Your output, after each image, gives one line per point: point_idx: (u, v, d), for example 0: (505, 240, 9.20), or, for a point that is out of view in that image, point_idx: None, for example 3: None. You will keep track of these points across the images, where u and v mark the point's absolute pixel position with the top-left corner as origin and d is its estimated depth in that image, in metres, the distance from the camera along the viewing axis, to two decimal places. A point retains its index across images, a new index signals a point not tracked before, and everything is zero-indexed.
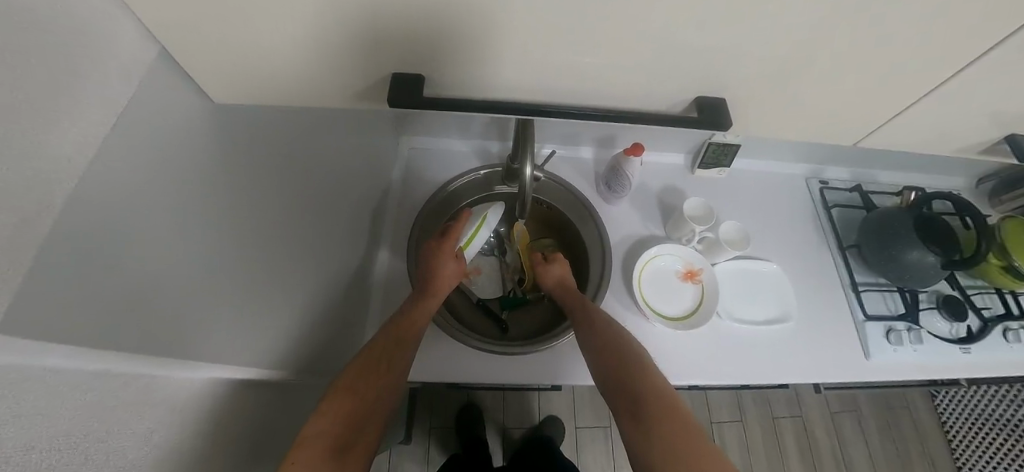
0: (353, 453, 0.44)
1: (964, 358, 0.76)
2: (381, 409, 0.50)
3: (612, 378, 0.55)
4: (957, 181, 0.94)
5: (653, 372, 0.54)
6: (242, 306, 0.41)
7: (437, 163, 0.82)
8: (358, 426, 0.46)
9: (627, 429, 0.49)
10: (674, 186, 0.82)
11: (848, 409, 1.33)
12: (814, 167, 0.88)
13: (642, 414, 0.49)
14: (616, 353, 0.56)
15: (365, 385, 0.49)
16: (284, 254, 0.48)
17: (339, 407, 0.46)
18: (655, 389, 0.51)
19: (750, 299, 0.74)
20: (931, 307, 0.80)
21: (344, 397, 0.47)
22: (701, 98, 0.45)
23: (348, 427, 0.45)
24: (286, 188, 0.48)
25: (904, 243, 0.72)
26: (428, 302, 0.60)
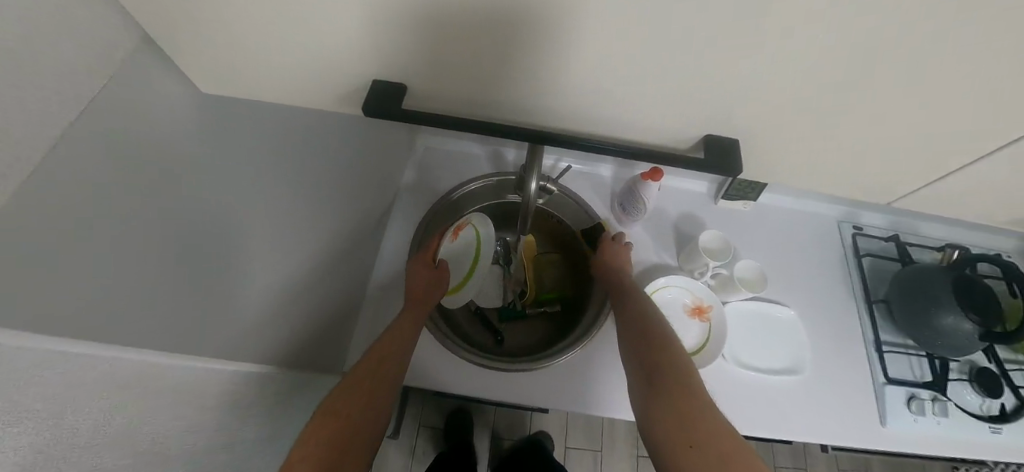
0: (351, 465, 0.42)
1: (995, 439, 0.69)
2: (378, 417, 0.47)
3: (647, 353, 0.51)
4: (1010, 244, 0.86)
5: (684, 354, 0.50)
6: (234, 297, 0.41)
7: (450, 165, 0.81)
8: (356, 435, 0.44)
9: (642, 399, 0.46)
10: (693, 214, 0.79)
11: (857, 468, 1.25)
12: (848, 211, 0.82)
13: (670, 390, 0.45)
14: (647, 332, 0.53)
15: (352, 400, 0.46)
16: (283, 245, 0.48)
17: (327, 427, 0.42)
18: (690, 372, 0.47)
19: (760, 344, 0.69)
20: (962, 378, 0.73)
21: (339, 402, 0.45)
22: (708, 139, 0.42)
23: (337, 451, 0.41)
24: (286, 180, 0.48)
25: (939, 306, 0.66)
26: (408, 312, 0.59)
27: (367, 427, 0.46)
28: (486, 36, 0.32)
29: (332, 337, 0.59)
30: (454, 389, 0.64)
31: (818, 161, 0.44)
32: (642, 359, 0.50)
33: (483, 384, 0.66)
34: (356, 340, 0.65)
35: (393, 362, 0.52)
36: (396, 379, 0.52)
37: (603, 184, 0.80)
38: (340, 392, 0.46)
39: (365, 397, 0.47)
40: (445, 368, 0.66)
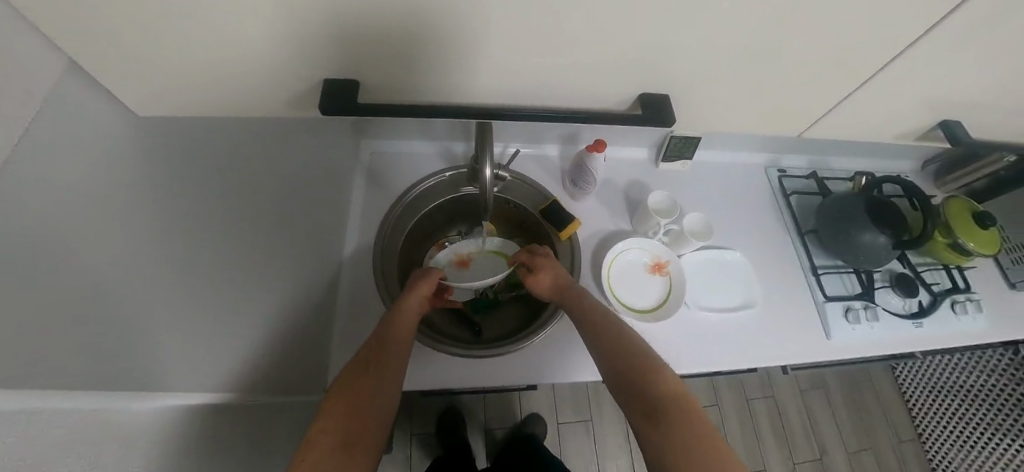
0: (361, 447, 0.43)
1: (917, 332, 0.80)
2: (378, 405, 0.48)
3: (623, 378, 0.52)
4: (904, 165, 0.99)
5: (661, 368, 0.52)
6: (202, 323, 0.39)
7: (399, 167, 0.80)
8: (360, 420, 0.45)
9: (647, 434, 0.46)
10: (639, 179, 0.83)
11: (816, 387, 1.39)
12: (772, 156, 0.91)
13: (656, 415, 0.46)
14: (621, 353, 0.54)
15: (356, 382, 0.48)
16: (247, 265, 0.46)
17: (338, 409, 0.45)
18: (666, 390, 0.49)
19: (716, 286, 0.75)
20: (885, 286, 0.84)
21: (336, 402, 0.46)
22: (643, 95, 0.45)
23: (352, 427, 0.44)
24: (241, 196, 0.46)
25: (859, 226, 0.75)
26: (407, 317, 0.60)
27: (377, 410, 0.47)
28: (424, 21, 0.33)
29: (304, 353, 0.57)
30: (444, 384, 0.65)
31: (736, 106, 0.49)
32: (628, 382, 0.51)
33: (472, 373, 0.67)
34: (333, 354, 0.64)
35: (394, 348, 0.55)
36: (394, 371, 0.52)
37: (553, 163, 0.83)
38: (344, 376, 0.49)
39: (370, 380, 0.49)
40: (432, 364, 0.66)
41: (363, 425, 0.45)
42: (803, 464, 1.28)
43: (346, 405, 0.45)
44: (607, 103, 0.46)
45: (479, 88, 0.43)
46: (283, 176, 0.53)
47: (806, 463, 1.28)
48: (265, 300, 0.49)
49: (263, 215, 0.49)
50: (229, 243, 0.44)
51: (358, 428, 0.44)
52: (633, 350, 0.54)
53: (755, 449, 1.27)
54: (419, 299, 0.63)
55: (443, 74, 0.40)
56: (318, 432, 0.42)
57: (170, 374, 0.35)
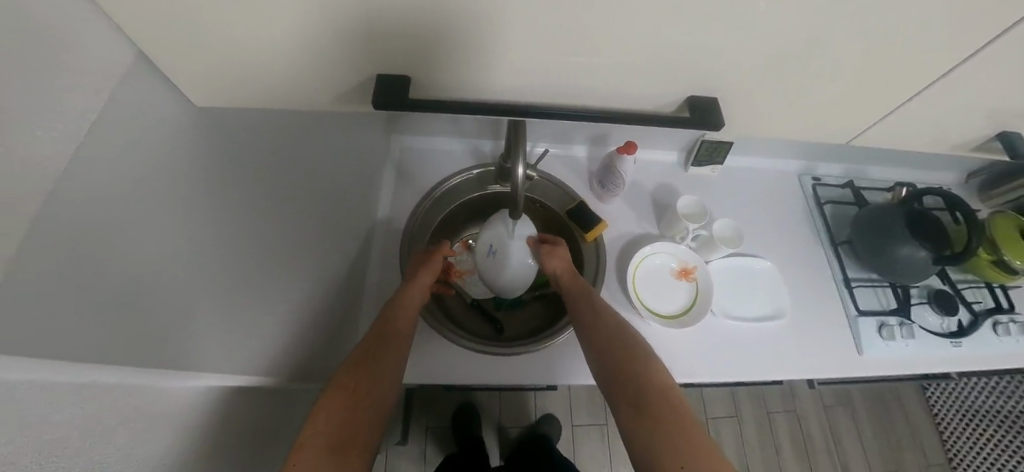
0: (354, 450, 0.45)
1: (956, 352, 0.77)
2: (374, 406, 0.49)
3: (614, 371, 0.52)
4: (948, 177, 0.95)
5: (652, 364, 0.52)
6: (241, 311, 0.41)
7: (428, 163, 0.81)
8: (355, 422, 0.46)
9: (641, 440, 0.46)
10: (668, 183, 0.82)
11: (840, 403, 1.34)
12: (807, 164, 0.88)
13: (642, 413, 0.47)
14: (615, 347, 0.55)
15: (356, 381, 0.49)
16: (288, 255, 0.48)
17: (334, 408, 0.47)
18: (654, 387, 0.50)
19: (744, 295, 0.74)
20: (922, 302, 0.81)
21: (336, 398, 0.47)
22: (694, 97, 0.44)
23: (346, 429, 0.45)
24: (287, 188, 0.48)
25: (897, 239, 0.72)
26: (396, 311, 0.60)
27: (373, 410, 0.49)
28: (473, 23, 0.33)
29: (331, 344, 0.59)
30: (464, 380, 0.65)
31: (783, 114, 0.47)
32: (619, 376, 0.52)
33: (494, 370, 0.67)
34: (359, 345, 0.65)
35: (392, 344, 0.55)
36: (393, 371, 0.53)
37: (580, 164, 0.83)
38: (347, 371, 0.50)
39: (369, 374, 0.51)
40: (453, 360, 0.67)
41: (359, 422, 0.47)
42: None
43: (344, 400, 0.47)
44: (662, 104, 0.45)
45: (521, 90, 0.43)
46: (320, 172, 0.54)
47: None
48: (300, 290, 0.50)
49: (300, 208, 0.50)
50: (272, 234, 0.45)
51: (353, 426, 0.46)
52: (630, 353, 0.54)
53: (774, 463, 1.24)
54: (420, 293, 0.63)
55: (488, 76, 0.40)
56: (315, 427, 0.44)
57: (210, 358, 0.36)
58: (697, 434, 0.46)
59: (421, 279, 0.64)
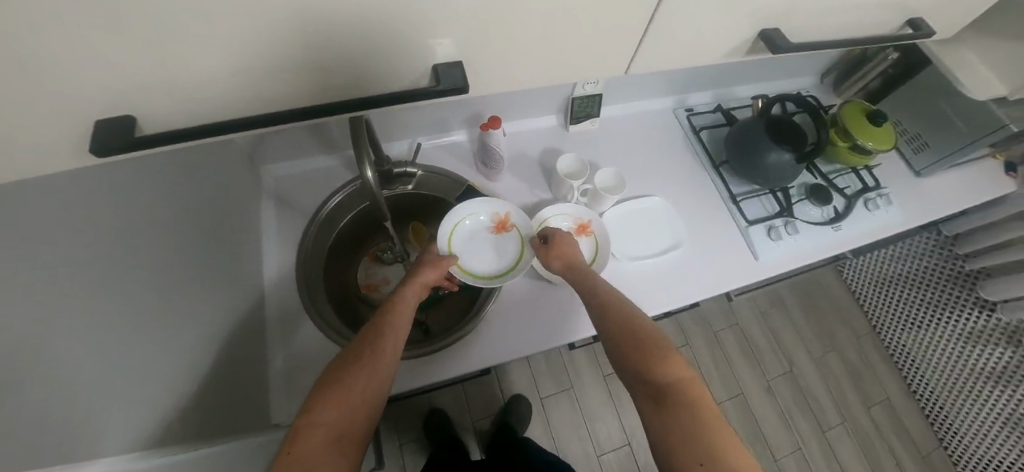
0: (346, 443, 0.43)
1: (838, 235, 0.86)
2: (371, 398, 0.47)
3: (630, 363, 0.54)
4: (806, 81, 1.02)
5: (674, 353, 0.54)
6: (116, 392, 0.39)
7: (308, 186, 0.78)
8: (349, 415, 0.45)
9: (650, 419, 0.49)
10: (552, 147, 0.83)
11: (775, 306, 1.46)
12: (678, 97, 0.91)
13: (664, 403, 0.49)
14: (631, 334, 0.56)
15: (348, 372, 0.48)
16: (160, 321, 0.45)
17: (329, 401, 0.45)
18: (673, 375, 0.51)
19: (642, 234, 0.78)
20: (803, 199, 0.88)
21: (336, 390, 0.46)
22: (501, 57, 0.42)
23: (341, 420, 0.44)
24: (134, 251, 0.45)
25: (763, 149, 0.78)
26: (399, 304, 0.57)
27: (367, 403, 0.47)
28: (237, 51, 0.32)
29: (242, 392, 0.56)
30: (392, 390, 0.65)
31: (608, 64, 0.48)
32: (636, 368, 0.53)
33: (426, 370, 0.67)
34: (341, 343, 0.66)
35: (391, 336, 0.52)
36: (394, 366, 0.51)
37: (463, 149, 0.82)
38: (339, 363, 0.49)
39: (368, 366, 0.49)
40: None
41: (358, 415, 0.46)
42: (775, 380, 1.35)
43: (338, 395, 0.45)
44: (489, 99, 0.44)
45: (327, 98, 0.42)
46: (185, 222, 0.51)
47: (777, 378, 1.35)
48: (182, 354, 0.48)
49: (170, 268, 0.47)
50: (140, 302, 0.42)
51: (352, 414, 0.45)
52: (645, 341, 0.55)
53: (729, 374, 1.33)
54: (422, 290, 0.61)
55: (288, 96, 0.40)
56: (316, 417, 0.43)
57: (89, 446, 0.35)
58: (716, 420, 0.48)
59: (423, 276, 0.62)
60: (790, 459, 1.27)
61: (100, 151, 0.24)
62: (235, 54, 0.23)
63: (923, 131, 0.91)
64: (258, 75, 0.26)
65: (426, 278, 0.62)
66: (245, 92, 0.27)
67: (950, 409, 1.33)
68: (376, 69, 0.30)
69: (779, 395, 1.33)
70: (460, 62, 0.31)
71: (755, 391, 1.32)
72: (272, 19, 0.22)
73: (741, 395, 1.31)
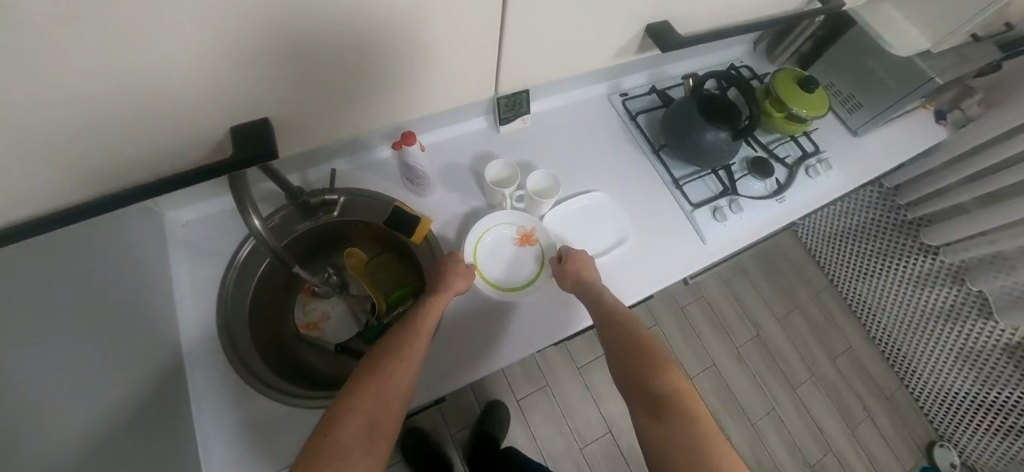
0: (381, 436, 0.45)
1: (782, 207, 0.85)
2: (406, 394, 0.49)
3: (636, 372, 0.53)
4: (739, 51, 1.00)
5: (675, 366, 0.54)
6: None
7: (220, 228, 0.71)
8: (386, 408, 0.46)
9: (646, 429, 0.48)
10: (483, 152, 0.79)
11: (738, 274, 1.48)
12: (610, 82, 0.88)
13: (664, 411, 0.48)
14: (638, 344, 0.56)
15: (389, 363, 0.49)
16: None
17: (371, 389, 0.47)
18: (676, 388, 0.51)
19: (588, 233, 0.75)
20: (745, 174, 0.87)
21: (377, 380, 0.48)
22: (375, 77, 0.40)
23: (379, 411, 0.46)
24: None
25: (698, 130, 0.76)
26: (433, 303, 0.58)
27: (400, 399, 0.48)
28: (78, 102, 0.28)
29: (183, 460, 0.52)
30: None
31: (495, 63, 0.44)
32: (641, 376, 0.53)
33: None
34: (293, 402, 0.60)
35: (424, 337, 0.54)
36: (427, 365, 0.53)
37: (388, 166, 0.76)
38: (381, 354, 0.51)
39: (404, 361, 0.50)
40: None
41: (386, 413, 0.46)
42: (745, 346, 1.38)
43: (379, 384, 0.47)
44: (360, 111, 0.45)
45: (181, 146, 0.37)
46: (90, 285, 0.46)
47: (747, 344, 1.39)
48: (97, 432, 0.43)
49: None
50: None
51: (388, 405, 0.47)
52: (650, 350, 0.55)
53: (700, 348, 1.35)
54: (455, 292, 0.61)
55: (131, 152, 0.34)
56: (357, 402, 0.46)
57: None
58: (715, 434, 0.47)
59: (458, 280, 0.62)
60: (766, 421, 1.31)
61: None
62: (185, 62, 0.28)
63: (857, 91, 0.90)
64: (213, 74, 0.30)
65: (461, 278, 0.62)
66: (138, 81, 0.27)
67: (907, 351, 1.39)
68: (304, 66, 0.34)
69: (749, 361, 1.37)
70: (267, 121, 0.39)
71: (726, 361, 1.35)
72: (242, 12, 0.26)
73: (713, 367, 1.34)
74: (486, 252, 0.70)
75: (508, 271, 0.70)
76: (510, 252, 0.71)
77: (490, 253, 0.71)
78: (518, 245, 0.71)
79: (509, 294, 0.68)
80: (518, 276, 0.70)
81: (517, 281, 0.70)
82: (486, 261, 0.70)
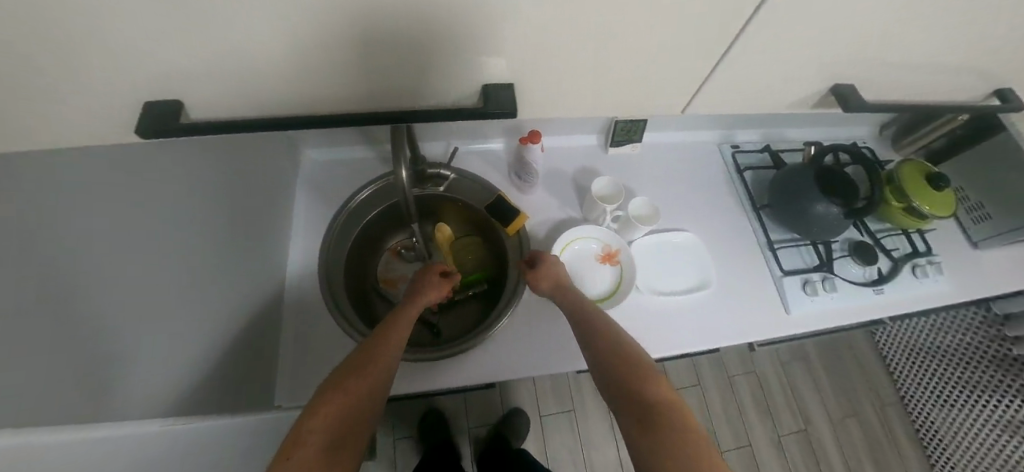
0: (346, 452, 0.42)
1: (878, 299, 0.80)
2: (372, 404, 0.47)
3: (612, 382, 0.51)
4: (865, 131, 0.97)
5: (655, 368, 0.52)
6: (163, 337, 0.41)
7: (341, 175, 0.79)
8: (352, 421, 0.44)
9: (634, 440, 0.45)
10: (588, 167, 0.82)
11: (797, 359, 1.39)
12: (725, 132, 0.88)
13: (646, 420, 0.46)
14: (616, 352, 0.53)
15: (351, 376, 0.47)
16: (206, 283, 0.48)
17: (331, 404, 0.44)
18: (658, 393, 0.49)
19: (673, 270, 0.75)
20: (844, 255, 0.83)
21: (338, 394, 0.45)
22: None
23: (340, 426, 0.43)
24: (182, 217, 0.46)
25: (809, 198, 0.74)
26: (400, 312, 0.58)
27: (366, 411, 0.46)
28: None
29: (252, 363, 0.58)
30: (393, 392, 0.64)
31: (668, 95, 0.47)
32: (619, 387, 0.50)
33: (429, 377, 0.66)
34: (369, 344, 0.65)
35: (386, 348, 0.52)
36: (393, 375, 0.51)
37: (498, 158, 0.81)
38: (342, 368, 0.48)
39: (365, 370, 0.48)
40: None
41: (362, 412, 0.45)
42: (787, 436, 1.28)
43: (341, 397, 0.45)
44: None
45: None
46: None
47: (790, 435, 1.29)
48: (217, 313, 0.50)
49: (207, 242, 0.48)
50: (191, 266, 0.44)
51: (351, 419, 0.44)
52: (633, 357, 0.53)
53: (739, 424, 1.27)
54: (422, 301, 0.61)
55: None
56: (314, 421, 0.42)
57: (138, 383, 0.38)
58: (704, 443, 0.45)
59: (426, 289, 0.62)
60: None
61: (144, 133, 0.30)
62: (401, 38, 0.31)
63: (989, 201, 0.84)
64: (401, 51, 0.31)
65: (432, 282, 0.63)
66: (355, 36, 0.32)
67: None
68: (369, 96, 0.36)
69: (788, 453, 1.26)
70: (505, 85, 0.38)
71: (764, 446, 1.26)
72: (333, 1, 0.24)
73: (749, 448, 1.25)
74: (571, 255, 0.73)
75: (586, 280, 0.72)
76: (592, 267, 0.73)
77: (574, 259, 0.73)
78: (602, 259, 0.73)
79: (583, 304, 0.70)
80: (594, 290, 0.71)
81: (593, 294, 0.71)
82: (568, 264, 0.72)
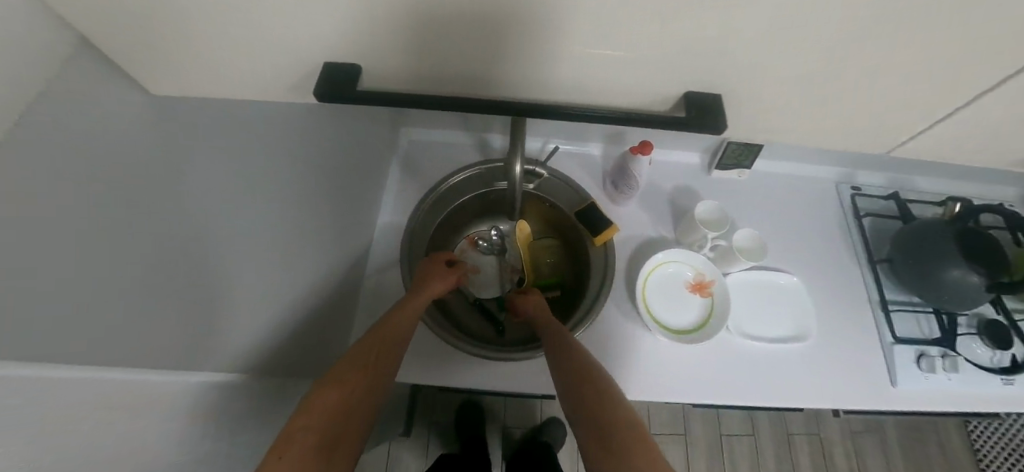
0: (341, 449, 0.42)
1: (1007, 391, 0.69)
2: (368, 401, 0.46)
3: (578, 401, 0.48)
4: (1015, 194, 0.84)
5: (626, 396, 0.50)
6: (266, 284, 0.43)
7: (434, 156, 0.79)
8: (347, 416, 0.43)
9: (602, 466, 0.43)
10: (688, 187, 0.77)
11: (869, 431, 1.26)
12: (845, 171, 0.80)
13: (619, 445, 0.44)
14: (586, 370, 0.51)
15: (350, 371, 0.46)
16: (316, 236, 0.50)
17: (327, 399, 0.42)
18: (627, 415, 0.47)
19: (768, 313, 0.69)
20: (970, 332, 0.73)
21: (334, 388, 0.44)
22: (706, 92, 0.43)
23: (334, 421, 0.42)
24: None
25: (944, 261, 0.64)
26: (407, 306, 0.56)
27: (361, 407, 0.45)
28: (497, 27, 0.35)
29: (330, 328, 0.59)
30: (458, 384, 0.63)
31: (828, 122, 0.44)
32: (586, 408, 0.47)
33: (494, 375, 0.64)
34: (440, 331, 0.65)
35: (391, 346, 0.51)
36: (392, 373, 0.50)
37: (594, 163, 0.78)
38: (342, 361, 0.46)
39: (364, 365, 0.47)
40: (451, 364, 0.64)
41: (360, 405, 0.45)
42: None
43: (339, 391, 0.43)
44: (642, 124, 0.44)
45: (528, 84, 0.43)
46: None
47: None
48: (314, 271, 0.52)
49: None
50: None
51: (345, 415, 0.43)
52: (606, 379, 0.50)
53: None
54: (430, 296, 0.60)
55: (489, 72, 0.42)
56: (310, 417, 0.41)
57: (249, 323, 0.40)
58: None
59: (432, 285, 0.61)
60: None
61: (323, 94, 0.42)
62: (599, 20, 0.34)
63: None
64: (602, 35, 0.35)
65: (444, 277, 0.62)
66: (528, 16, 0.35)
67: None
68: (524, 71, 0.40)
69: None
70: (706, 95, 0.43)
71: None
72: None
73: None
74: (658, 279, 0.69)
75: (672, 308, 0.67)
76: (680, 294, 0.68)
77: (660, 283, 0.69)
78: (692, 288, 0.68)
79: (668, 332, 0.65)
80: (681, 320, 0.67)
81: (678, 324, 0.66)
82: (654, 288, 0.68)
